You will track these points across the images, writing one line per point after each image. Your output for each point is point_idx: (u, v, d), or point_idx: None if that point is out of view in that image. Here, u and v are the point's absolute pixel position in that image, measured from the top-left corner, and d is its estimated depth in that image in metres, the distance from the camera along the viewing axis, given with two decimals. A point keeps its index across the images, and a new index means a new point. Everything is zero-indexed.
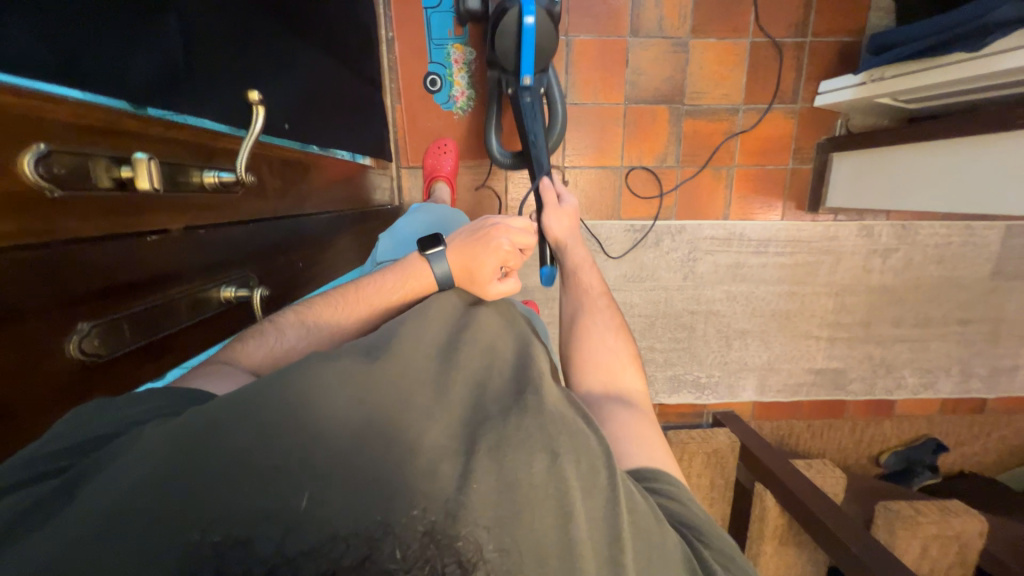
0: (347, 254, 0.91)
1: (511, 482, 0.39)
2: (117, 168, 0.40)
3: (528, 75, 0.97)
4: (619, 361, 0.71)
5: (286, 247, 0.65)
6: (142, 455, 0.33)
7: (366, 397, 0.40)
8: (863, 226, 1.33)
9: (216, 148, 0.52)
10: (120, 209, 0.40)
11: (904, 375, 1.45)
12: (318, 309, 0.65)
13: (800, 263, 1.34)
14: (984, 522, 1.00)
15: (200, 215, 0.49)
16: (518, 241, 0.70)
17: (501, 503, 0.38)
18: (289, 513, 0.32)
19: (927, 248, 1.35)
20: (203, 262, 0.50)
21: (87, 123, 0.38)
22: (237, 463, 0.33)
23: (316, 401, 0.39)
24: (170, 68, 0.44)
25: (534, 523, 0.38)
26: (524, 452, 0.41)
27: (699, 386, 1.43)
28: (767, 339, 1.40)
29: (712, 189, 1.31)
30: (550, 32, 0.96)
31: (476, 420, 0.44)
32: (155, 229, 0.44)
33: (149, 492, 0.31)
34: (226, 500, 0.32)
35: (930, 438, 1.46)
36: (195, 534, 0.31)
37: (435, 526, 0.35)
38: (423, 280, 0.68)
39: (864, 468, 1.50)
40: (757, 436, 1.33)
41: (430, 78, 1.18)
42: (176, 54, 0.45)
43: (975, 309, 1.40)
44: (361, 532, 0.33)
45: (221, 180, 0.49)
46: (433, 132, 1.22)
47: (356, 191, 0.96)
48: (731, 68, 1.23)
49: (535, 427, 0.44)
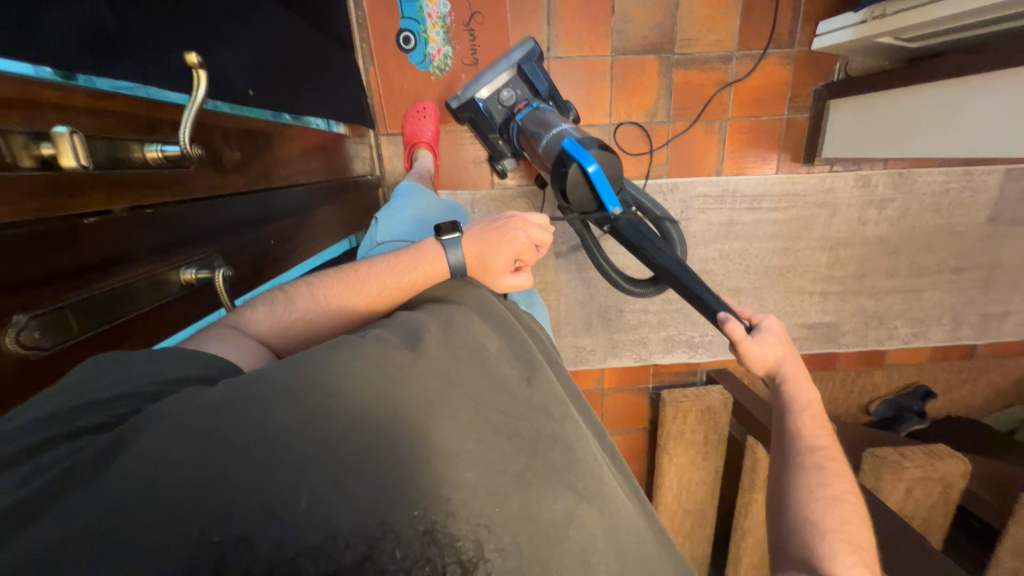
0: (329, 228, 0.88)
1: (531, 515, 0.44)
2: (38, 146, 0.36)
3: (613, 207, 0.80)
4: (856, 526, 0.58)
5: (253, 223, 0.62)
6: (142, 450, 0.35)
7: (405, 404, 0.44)
8: (859, 176, 1.29)
9: (151, 117, 0.48)
10: (56, 191, 0.38)
11: (896, 326, 1.46)
12: (329, 283, 0.68)
13: (794, 217, 1.32)
14: (967, 463, 1.03)
15: (145, 191, 0.46)
16: (534, 237, 0.74)
17: (518, 528, 0.43)
18: (291, 515, 0.35)
19: (924, 196, 1.32)
20: (158, 242, 0.48)
21: (2, 95, 0.34)
22: (240, 464, 0.36)
23: (328, 402, 0.41)
24: (96, 32, 0.40)
25: (551, 554, 0.44)
26: (547, 492, 0.46)
27: (693, 345, 1.44)
28: (761, 296, 1.40)
29: (705, 144, 1.27)
30: (614, 157, 0.78)
31: (496, 438, 0.47)
32: (94, 210, 0.41)
33: (167, 482, 0.34)
34: (228, 505, 0.34)
35: (919, 384, 1.48)
36: (200, 530, 0.33)
37: (435, 525, 0.40)
38: (436, 266, 0.69)
39: (853, 417, 1.54)
40: (749, 392, 1.35)
41: (403, 35, 1.10)
42: (103, 10, 0.41)
43: (969, 256, 1.39)
44: (363, 530, 0.37)
45: (166, 154, 0.45)
46: (410, 94, 1.16)
47: (334, 160, 0.91)
48: (723, 12, 1.15)
49: (557, 462, 0.49)
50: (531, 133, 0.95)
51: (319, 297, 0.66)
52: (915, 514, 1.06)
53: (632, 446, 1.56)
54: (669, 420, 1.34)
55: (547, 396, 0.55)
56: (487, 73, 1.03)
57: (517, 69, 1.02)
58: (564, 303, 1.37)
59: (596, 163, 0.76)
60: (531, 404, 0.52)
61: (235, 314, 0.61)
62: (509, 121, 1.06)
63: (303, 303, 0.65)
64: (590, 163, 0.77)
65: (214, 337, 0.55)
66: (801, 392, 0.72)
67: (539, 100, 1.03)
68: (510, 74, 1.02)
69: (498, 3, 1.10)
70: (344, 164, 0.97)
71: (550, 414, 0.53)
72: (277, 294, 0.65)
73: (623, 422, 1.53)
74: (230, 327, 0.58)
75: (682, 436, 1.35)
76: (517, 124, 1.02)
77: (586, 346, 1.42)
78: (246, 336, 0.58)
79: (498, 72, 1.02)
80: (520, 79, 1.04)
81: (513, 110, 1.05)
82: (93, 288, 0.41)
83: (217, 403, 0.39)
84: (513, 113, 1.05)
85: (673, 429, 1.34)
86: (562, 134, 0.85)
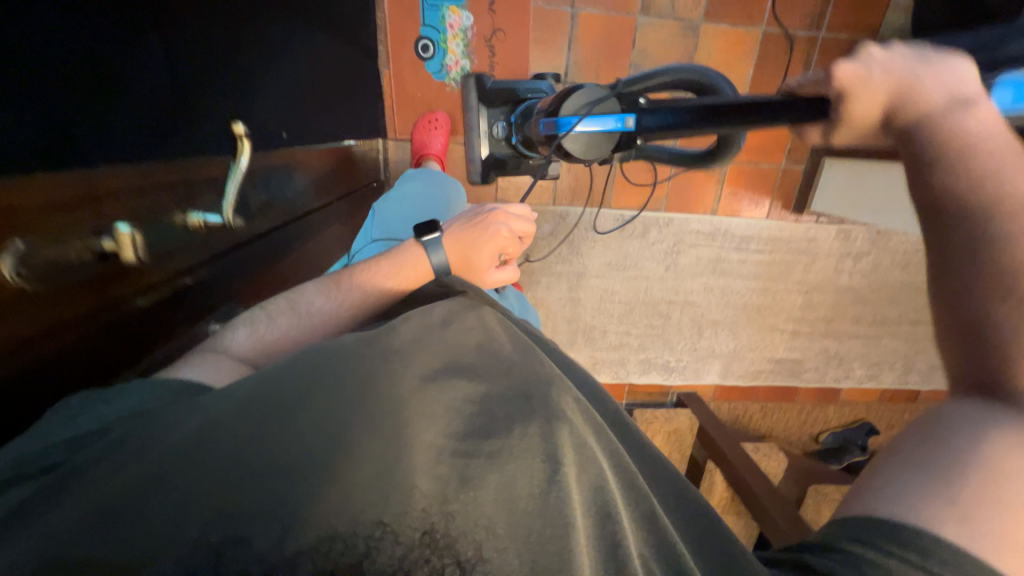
0: (334, 243, 0.89)
1: (510, 495, 0.36)
2: (100, 240, 0.40)
3: (625, 121, 0.64)
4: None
5: (270, 262, 0.67)
6: (128, 461, 0.32)
7: (374, 386, 0.38)
8: (841, 229, 1.37)
9: (202, 180, 0.51)
10: (111, 275, 0.42)
11: (854, 367, 1.58)
12: (308, 294, 0.68)
13: (777, 261, 1.39)
14: None
15: (183, 260, 0.50)
16: (516, 229, 0.77)
17: (513, 516, 0.35)
18: (286, 506, 0.30)
19: (897, 253, 1.41)
20: (191, 303, 0.53)
21: (76, 193, 0.37)
22: (222, 455, 0.32)
23: (282, 404, 0.36)
24: (161, 102, 0.43)
25: (557, 540, 0.34)
26: (536, 468, 0.37)
27: (668, 369, 1.52)
28: (736, 329, 1.48)
29: (704, 183, 1.32)
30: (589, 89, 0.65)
31: (469, 412, 0.39)
32: (142, 285, 0.46)
33: (149, 491, 0.30)
34: (212, 497, 0.30)
35: (865, 422, 1.62)
36: (201, 528, 0.28)
37: (434, 527, 0.33)
38: (419, 268, 0.72)
39: (804, 444, 1.68)
40: (715, 418, 1.45)
41: (422, 42, 1.08)
42: (163, 77, 0.43)
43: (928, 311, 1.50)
44: (361, 529, 0.31)
45: (206, 221, 0.50)
46: (423, 103, 1.14)
47: (346, 174, 0.92)
48: (739, 58, 1.17)
49: (541, 436, 0.38)
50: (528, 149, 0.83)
51: (296, 310, 0.65)
52: None
53: None
54: None
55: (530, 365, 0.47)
56: (470, 134, 1.01)
57: (486, 106, 0.98)
58: (552, 320, 1.42)
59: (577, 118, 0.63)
60: (511, 373, 0.44)
61: (209, 336, 0.58)
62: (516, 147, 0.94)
63: (281, 321, 0.63)
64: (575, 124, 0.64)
65: (195, 359, 0.51)
66: (982, 124, 0.44)
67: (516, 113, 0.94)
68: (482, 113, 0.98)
69: (521, 22, 1.09)
70: (355, 173, 0.98)
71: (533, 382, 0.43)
72: (251, 310, 0.63)
73: None
74: (209, 350, 0.54)
75: None
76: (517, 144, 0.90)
77: None
78: (226, 356, 0.55)
79: (475, 124, 0.99)
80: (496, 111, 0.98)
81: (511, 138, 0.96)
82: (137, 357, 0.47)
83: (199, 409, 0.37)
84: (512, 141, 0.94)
85: None
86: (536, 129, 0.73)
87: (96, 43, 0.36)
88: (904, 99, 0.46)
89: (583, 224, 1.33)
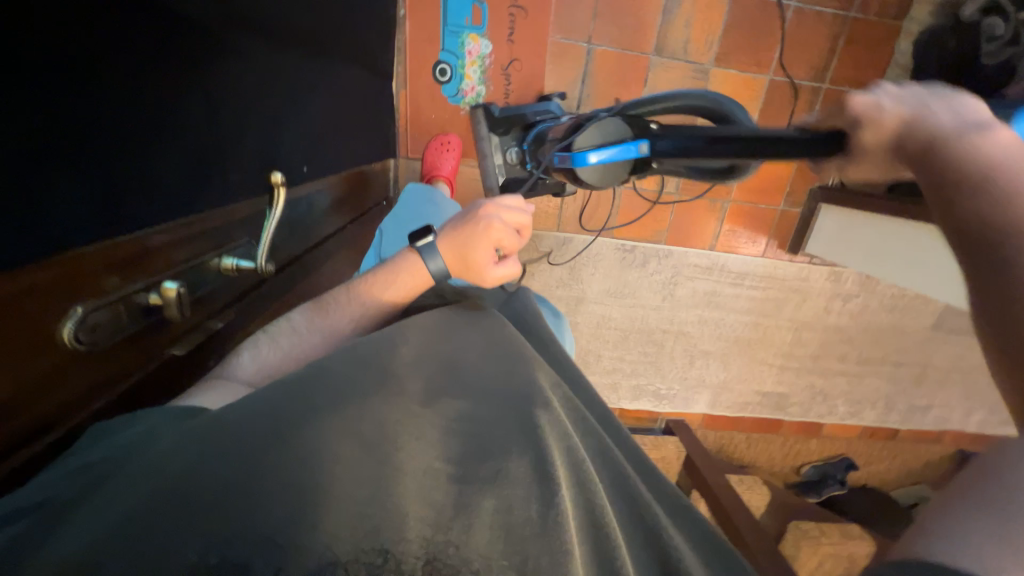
0: (342, 263, 0.90)
1: (510, 515, 0.40)
2: (146, 295, 0.45)
3: (639, 147, 0.72)
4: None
5: (280, 289, 0.71)
6: (131, 490, 0.35)
7: (371, 424, 0.43)
8: (833, 271, 1.41)
9: (230, 223, 0.56)
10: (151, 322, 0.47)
11: (837, 404, 1.62)
12: (309, 313, 0.70)
13: (770, 297, 1.43)
14: (870, 545, 1.24)
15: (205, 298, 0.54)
16: (511, 220, 0.76)
17: (512, 537, 0.39)
18: (286, 537, 0.33)
19: (884, 297, 1.46)
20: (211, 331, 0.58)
21: (123, 255, 0.42)
22: (228, 487, 0.36)
23: (293, 437, 0.40)
24: (201, 161, 0.49)
25: (555, 551, 0.39)
26: (532, 484, 0.43)
27: (659, 396, 1.55)
28: (726, 361, 1.52)
29: (704, 219, 1.35)
30: (604, 123, 0.74)
31: (464, 443, 0.45)
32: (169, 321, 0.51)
33: (157, 524, 0.33)
34: (221, 527, 0.33)
35: (845, 457, 1.67)
36: (199, 552, 0.32)
37: (437, 553, 0.36)
38: (418, 276, 0.75)
39: (785, 476, 1.72)
40: (702, 448, 1.48)
41: (439, 66, 1.10)
42: (202, 135, 0.49)
43: (910, 354, 1.55)
44: (364, 556, 0.34)
45: (239, 267, 0.55)
46: (437, 125, 1.16)
47: (359, 197, 0.94)
48: (745, 103, 1.21)
49: (533, 459, 0.44)
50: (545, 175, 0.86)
51: (297, 329, 0.67)
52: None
53: None
54: None
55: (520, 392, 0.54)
56: (483, 162, 1.05)
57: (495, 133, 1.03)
58: None
59: (586, 150, 0.72)
60: (505, 405, 0.51)
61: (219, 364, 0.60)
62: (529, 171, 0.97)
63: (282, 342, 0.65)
64: (587, 156, 0.72)
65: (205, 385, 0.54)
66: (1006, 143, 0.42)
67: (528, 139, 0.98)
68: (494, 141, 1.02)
69: (538, 54, 1.11)
70: (367, 194, 1.00)
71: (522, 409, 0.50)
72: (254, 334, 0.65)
73: None
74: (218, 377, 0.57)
75: None
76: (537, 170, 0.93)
77: None
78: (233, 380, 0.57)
79: (487, 151, 1.03)
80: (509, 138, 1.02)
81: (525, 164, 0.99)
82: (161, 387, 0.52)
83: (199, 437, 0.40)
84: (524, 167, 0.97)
85: None
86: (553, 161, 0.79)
87: (151, 122, 0.42)
88: (912, 125, 0.48)
89: (586, 251, 1.35)
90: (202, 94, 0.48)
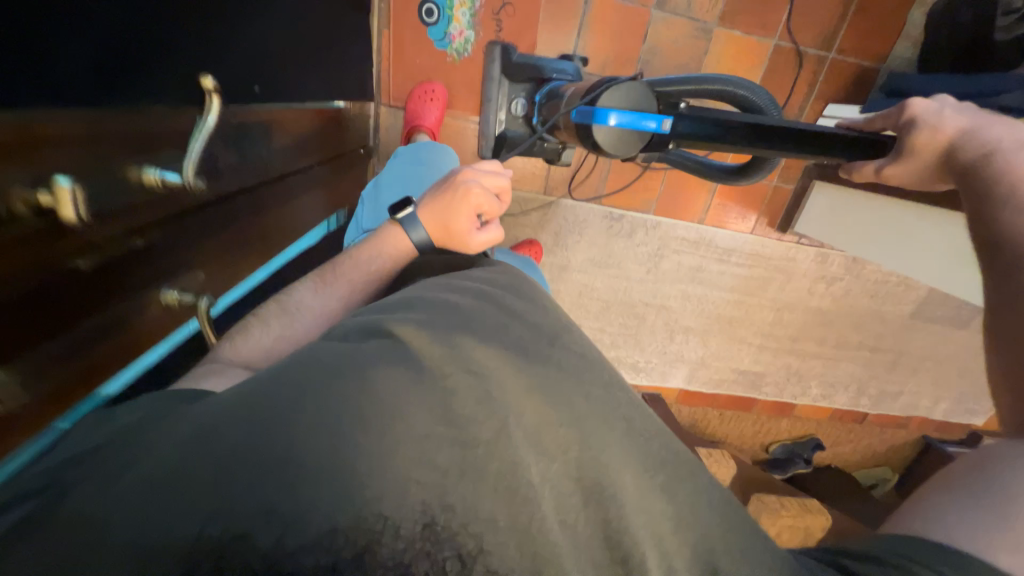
0: (311, 210, 0.86)
1: (509, 487, 0.45)
2: (35, 192, 0.36)
3: (661, 123, 0.67)
4: None
5: (240, 229, 0.62)
6: (128, 481, 0.39)
7: (375, 398, 0.45)
8: (820, 252, 1.40)
9: (159, 132, 0.46)
10: (43, 235, 0.38)
11: (810, 386, 1.64)
12: (297, 292, 0.74)
13: (754, 276, 1.42)
14: (827, 519, 1.29)
15: (140, 221, 0.46)
16: (489, 184, 0.77)
17: (505, 501, 0.44)
18: (289, 511, 0.38)
19: (868, 281, 1.45)
20: (152, 263, 0.50)
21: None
22: (218, 467, 0.39)
23: (283, 417, 0.42)
24: (110, 43, 0.39)
25: (542, 519, 0.45)
26: (524, 454, 0.47)
27: (636, 368, 1.55)
28: (706, 338, 1.52)
29: (695, 191, 1.32)
30: (631, 83, 0.65)
31: (461, 410, 0.47)
32: (78, 244, 0.41)
33: (159, 507, 0.37)
34: (223, 504, 0.37)
35: (813, 437, 1.70)
36: (200, 525, 0.36)
37: (433, 519, 0.41)
38: (401, 245, 0.79)
39: (754, 452, 1.75)
40: (675, 421, 1.49)
41: (426, 6, 1.02)
42: (106, 6, 0.38)
43: (887, 340, 1.56)
44: (363, 526, 0.39)
45: (164, 180, 0.46)
46: (422, 70, 1.09)
47: (334, 137, 0.89)
48: (746, 69, 1.16)
49: (525, 429, 0.49)
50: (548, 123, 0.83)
51: (287, 309, 0.70)
52: None
53: None
54: None
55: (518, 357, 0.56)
56: (487, 105, 1.01)
57: (508, 78, 0.97)
58: None
59: (609, 110, 0.65)
60: (503, 369, 0.53)
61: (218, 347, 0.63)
62: (532, 127, 0.95)
63: (273, 322, 0.68)
64: (608, 117, 0.65)
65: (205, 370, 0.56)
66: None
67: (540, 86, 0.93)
68: (506, 88, 0.98)
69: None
70: (343, 140, 0.94)
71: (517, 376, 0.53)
72: (249, 318, 0.68)
73: None
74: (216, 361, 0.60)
75: None
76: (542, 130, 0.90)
77: None
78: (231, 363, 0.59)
79: (495, 96, 0.99)
80: (518, 87, 0.97)
81: (529, 117, 0.95)
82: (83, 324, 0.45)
83: (177, 428, 0.42)
84: (529, 120, 0.94)
85: None
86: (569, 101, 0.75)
87: None
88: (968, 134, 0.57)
89: (572, 217, 1.32)
90: None
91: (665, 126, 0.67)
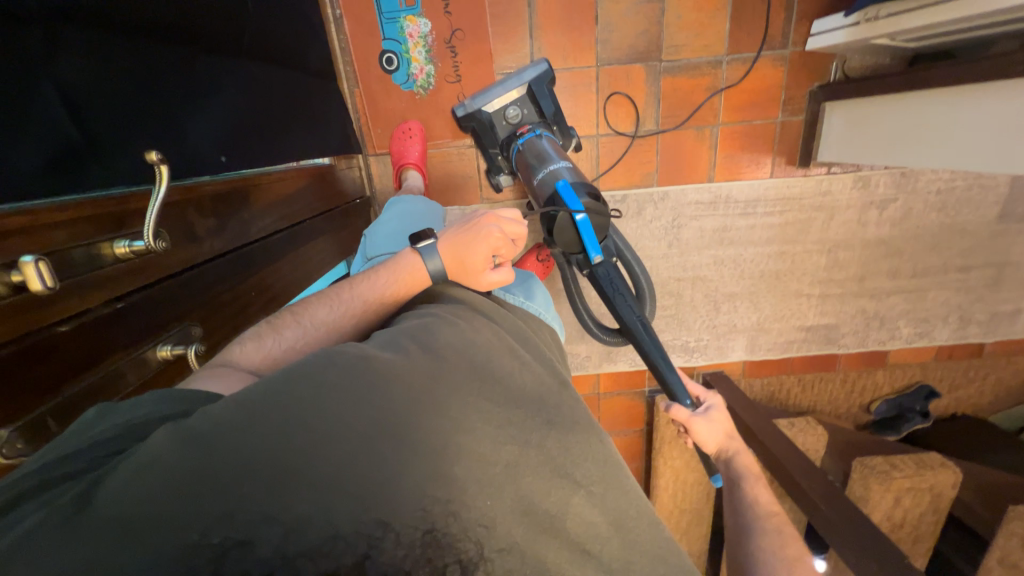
0: (315, 260, 0.92)
1: (519, 501, 0.43)
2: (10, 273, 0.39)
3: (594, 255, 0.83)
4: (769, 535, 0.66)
5: (233, 282, 0.65)
6: (135, 470, 0.33)
7: (402, 403, 0.42)
8: (859, 177, 1.26)
9: (121, 214, 0.50)
10: (24, 308, 0.41)
11: (899, 326, 1.43)
12: (312, 309, 0.68)
13: (790, 222, 1.30)
14: (958, 474, 1.10)
15: (120, 287, 0.49)
16: (508, 232, 0.73)
17: (513, 521, 0.42)
18: (292, 516, 0.34)
19: (928, 195, 1.27)
20: (146, 323, 0.52)
21: None
22: (237, 461, 0.35)
23: (305, 418, 0.38)
24: (66, 150, 0.44)
25: (549, 551, 0.43)
26: (545, 483, 0.46)
27: (688, 349, 1.45)
28: (756, 300, 1.39)
29: (695, 151, 1.24)
30: (603, 211, 0.80)
31: (483, 428, 0.45)
32: (67, 316, 0.45)
33: (170, 502, 0.32)
34: (235, 503, 0.33)
35: (922, 385, 1.45)
36: (202, 529, 0.32)
37: (436, 526, 0.38)
38: (417, 275, 0.71)
39: (854, 417, 1.52)
40: (745, 398, 1.36)
41: (385, 56, 1.10)
42: (65, 128, 0.44)
43: (977, 254, 1.34)
44: (363, 529, 0.36)
45: (134, 247, 0.49)
46: (396, 114, 1.16)
47: (324, 191, 0.96)
48: (711, 16, 1.11)
49: (545, 456, 0.48)
50: (529, 163, 0.94)
51: (303, 323, 0.66)
52: (904, 522, 1.14)
53: (629, 448, 1.57)
54: (664, 425, 1.39)
55: (538, 384, 0.55)
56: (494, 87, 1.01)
57: (529, 91, 1.01)
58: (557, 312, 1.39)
59: (584, 210, 0.78)
60: (525, 390, 0.53)
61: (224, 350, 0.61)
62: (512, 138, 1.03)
63: (288, 334, 0.64)
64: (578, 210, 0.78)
65: (203, 375, 0.53)
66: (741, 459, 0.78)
67: (544, 123, 1.02)
68: (519, 92, 1.00)
69: (477, 18, 1.09)
70: (336, 194, 1.02)
71: (535, 403, 0.52)
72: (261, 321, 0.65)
73: (619, 424, 1.52)
74: (226, 365, 0.57)
75: (677, 440, 1.39)
76: (519, 147, 1.00)
77: (581, 353, 1.43)
78: (238, 369, 0.57)
79: (506, 87, 1.00)
80: (528, 99, 1.02)
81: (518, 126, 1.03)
82: (85, 379, 0.46)
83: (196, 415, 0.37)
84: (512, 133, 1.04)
85: (667, 434, 1.38)
86: (557, 172, 0.86)
87: None
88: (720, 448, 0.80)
89: None
90: (51, 79, 0.42)
91: (595, 260, 0.83)
